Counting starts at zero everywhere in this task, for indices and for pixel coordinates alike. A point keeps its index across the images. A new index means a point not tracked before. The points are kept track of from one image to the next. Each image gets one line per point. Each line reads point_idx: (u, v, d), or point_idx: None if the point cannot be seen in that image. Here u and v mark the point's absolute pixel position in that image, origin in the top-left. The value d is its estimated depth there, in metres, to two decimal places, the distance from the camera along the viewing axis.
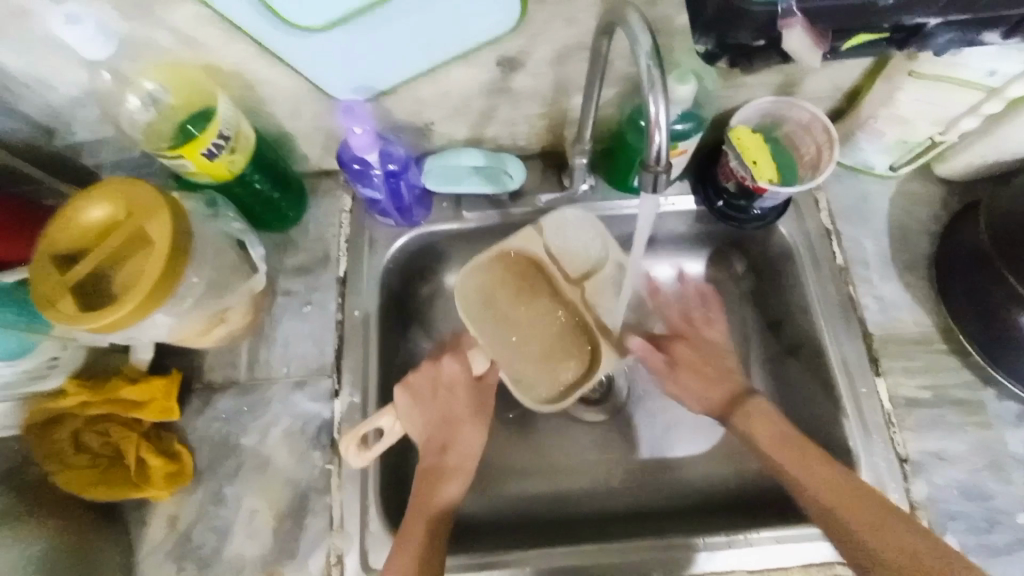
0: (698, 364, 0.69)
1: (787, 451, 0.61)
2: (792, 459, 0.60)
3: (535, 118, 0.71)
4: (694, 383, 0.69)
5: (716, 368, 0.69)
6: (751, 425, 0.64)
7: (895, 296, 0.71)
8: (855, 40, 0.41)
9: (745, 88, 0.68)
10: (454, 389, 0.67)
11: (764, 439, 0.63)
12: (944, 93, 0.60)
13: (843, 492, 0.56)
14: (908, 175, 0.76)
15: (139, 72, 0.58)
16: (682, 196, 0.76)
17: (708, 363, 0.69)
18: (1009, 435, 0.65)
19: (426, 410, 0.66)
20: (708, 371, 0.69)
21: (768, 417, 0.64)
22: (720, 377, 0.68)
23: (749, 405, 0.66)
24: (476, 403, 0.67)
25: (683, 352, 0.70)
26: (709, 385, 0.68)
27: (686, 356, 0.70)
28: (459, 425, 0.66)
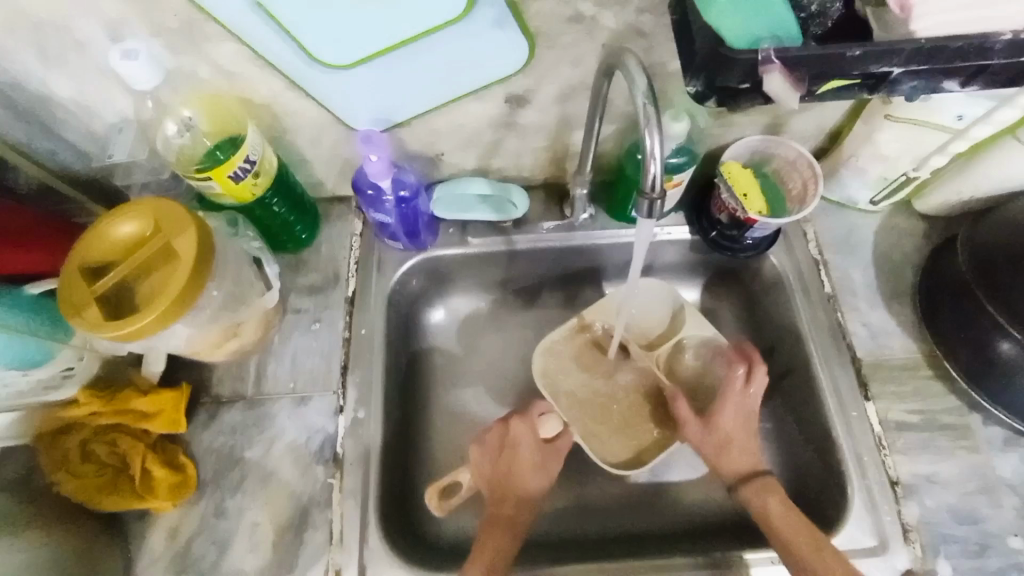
0: (737, 425, 0.70)
1: (790, 519, 0.63)
2: (804, 538, 0.61)
3: (539, 150, 0.75)
4: (728, 421, 0.70)
5: (745, 435, 0.70)
6: (764, 501, 0.65)
7: (883, 324, 0.74)
8: (831, 84, 0.46)
9: (735, 127, 0.73)
10: (519, 447, 0.71)
11: (778, 520, 0.63)
12: (918, 134, 0.65)
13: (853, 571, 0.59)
14: (891, 210, 0.80)
15: (176, 100, 0.62)
16: (678, 225, 0.80)
17: (743, 431, 0.70)
18: (998, 460, 0.67)
19: (494, 464, 0.71)
20: (738, 448, 0.70)
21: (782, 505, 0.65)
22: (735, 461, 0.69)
23: (764, 482, 0.67)
24: (544, 462, 0.71)
25: (725, 418, 0.70)
26: (740, 451, 0.69)
27: (730, 431, 0.70)
28: (520, 482, 0.70)
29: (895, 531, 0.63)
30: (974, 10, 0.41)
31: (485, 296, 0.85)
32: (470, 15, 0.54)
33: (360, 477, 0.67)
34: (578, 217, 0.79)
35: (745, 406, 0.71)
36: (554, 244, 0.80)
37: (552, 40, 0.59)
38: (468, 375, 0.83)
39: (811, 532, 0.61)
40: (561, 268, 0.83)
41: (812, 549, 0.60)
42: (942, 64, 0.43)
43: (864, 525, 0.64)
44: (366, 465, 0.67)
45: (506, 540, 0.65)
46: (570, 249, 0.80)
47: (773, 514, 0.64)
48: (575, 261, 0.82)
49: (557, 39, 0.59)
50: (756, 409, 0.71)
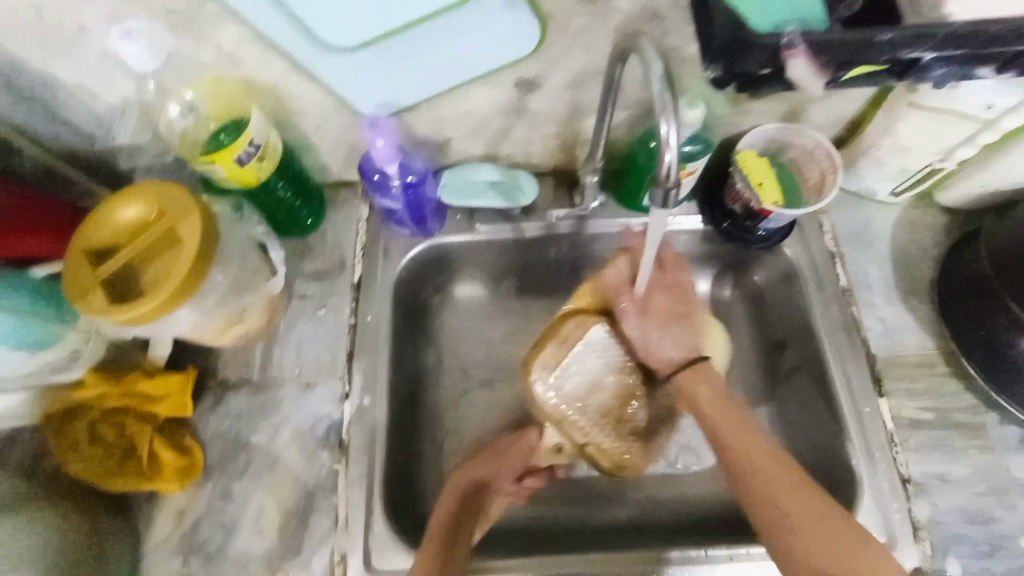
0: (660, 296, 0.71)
1: (715, 408, 0.66)
2: (746, 478, 0.60)
3: (549, 136, 0.74)
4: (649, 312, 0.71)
5: (671, 303, 0.71)
6: (696, 381, 0.68)
7: (899, 320, 0.72)
8: (857, 70, 0.43)
9: (751, 114, 0.71)
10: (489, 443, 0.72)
11: (709, 414, 0.65)
12: (945, 125, 0.62)
13: (802, 500, 0.57)
14: (911, 203, 0.78)
15: (179, 83, 0.61)
16: (690, 215, 0.78)
17: (671, 304, 0.71)
18: (1013, 461, 0.65)
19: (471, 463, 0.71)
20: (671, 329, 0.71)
21: (707, 383, 0.67)
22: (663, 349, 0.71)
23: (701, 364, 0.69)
24: (501, 450, 0.71)
25: (641, 323, 0.71)
26: (662, 314, 0.71)
27: (666, 340, 0.71)
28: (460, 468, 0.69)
29: (904, 532, 0.62)
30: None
31: (491, 285, 0.84)
32: None
33: (364, 463, 0.67)
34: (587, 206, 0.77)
35: (647, 324, 0.71)
36: (562, 233, 0.78)
37: (564, 24, 0.57)
38: (473, 364, 0.82)
39: (755, 486, 0.59)
40: (569, 257, 0.82)
41: (754, 507, 0.59)
42: (975, 49, 0.41)
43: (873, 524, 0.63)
44: (370, 452, 0.67)
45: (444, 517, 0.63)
46: (579, 238, 0.79)
47: (728, 441, 0.63)
48: (584, 250, 0.81)
49: (570, 23, 0.57)
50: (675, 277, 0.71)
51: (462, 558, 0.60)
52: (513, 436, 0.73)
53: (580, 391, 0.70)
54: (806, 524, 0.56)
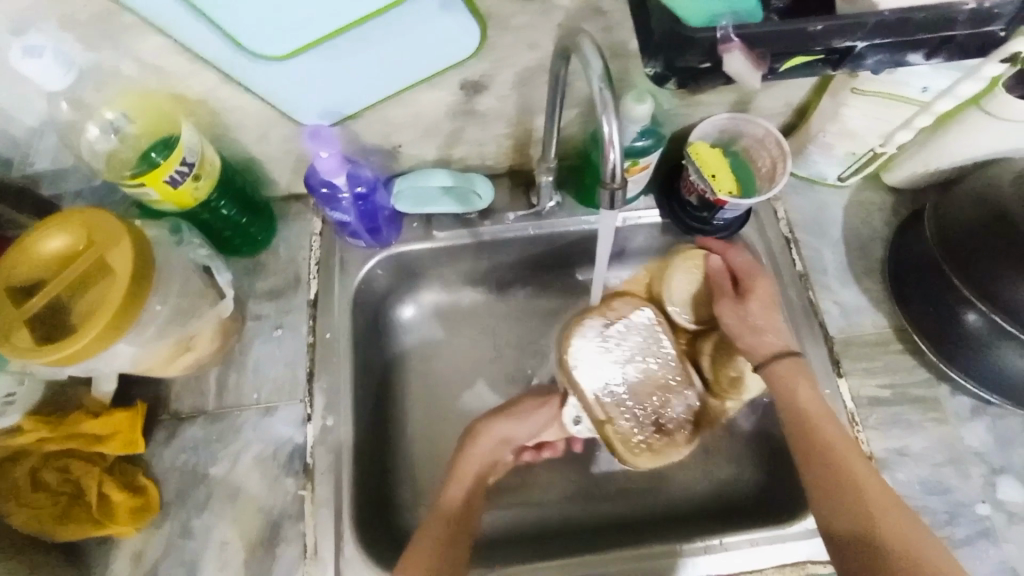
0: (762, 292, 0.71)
1: (818, 414, 0.63)
2: (822, 463, 0.60)
3: (501, 137, 0.72)
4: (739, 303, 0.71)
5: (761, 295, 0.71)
6: (790, 387, 0.65)
7: (855, 301, 0.74)
8: (795, 61, 0.44)
9: (702, 105, 0.71)
10: (516, 407, 0.74)
11: (803, 407, 0.64)
12: (886, 108, 0.64)
13: (876, 489, 0.58)
14: (860, 185, 0.80)
15: (101, 100, 0.57)
16: (648, 209, 0.78)
17: (761, 297, 0.71)
18: (967, 431, 0.68)
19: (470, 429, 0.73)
20: (766, 325, 0.70)
21: (797, 372, 0.66)
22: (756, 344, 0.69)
23: (787, 363, 0.67)
24: (524, 413, 0.73)
25: (725, 308, 0.72)
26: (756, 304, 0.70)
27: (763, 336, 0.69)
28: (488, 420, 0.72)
29: None
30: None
31: (454, 292, 0.83)
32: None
33: (331, 486, 0.65)
34: (545, 205, 0.76)
35: (744, 316, 0.70)
36: (523, 234, 0.77)
37: (504, 22, 0.55)
38: (441, 373, 0.81)
39: (839, 474, 0.59)
40: (531, 258, 0.81)
41: (828, 487, 0.59)
42: (904, 36, 0.42)
43: None
44: (337, 474, 0.65)
45: (449, 504, 0.66)
46: (541, 238, 0.78)
47: (821, 441, 0.62)
48: (546, 251, 0.80)
49: (509, 21, 0.55)
50: (750, 263, 0.73)
51: (461, 554, 0.62)
52: (538, 400, 0.75)
53: (615, 378, 0.73)
54: (879, 508, 0.57)
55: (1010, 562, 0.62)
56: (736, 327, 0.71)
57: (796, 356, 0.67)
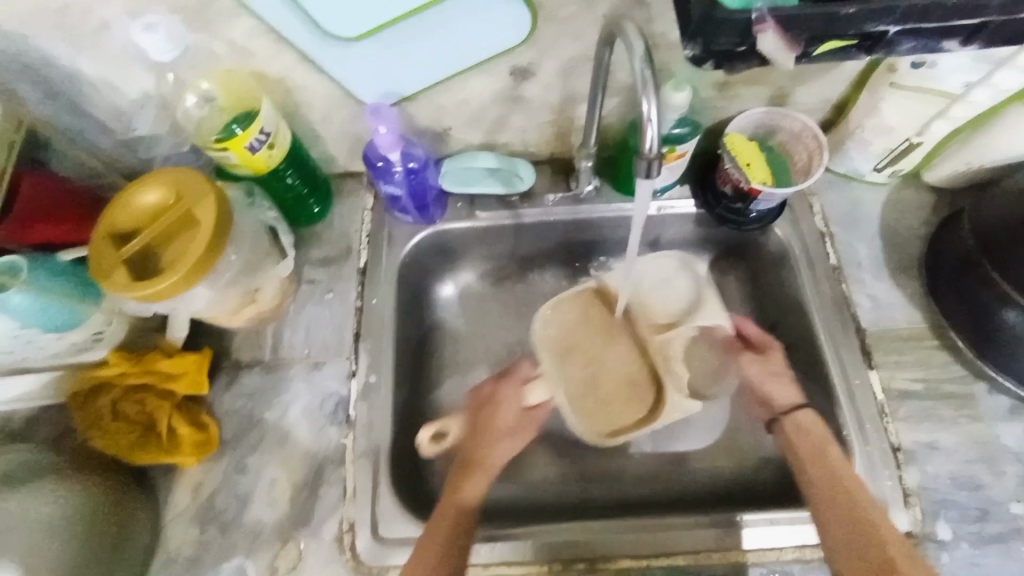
0: (770, 362, 0.75)
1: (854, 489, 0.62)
2: (874, 548, 0.57)
3: (545, 124, 0.77)
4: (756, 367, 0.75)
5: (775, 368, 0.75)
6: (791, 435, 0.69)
7: (888, 296, 0.74)
8: (827, 45, 0.46)
9: (740, 99, 0.73)
10: (499, 406, 0.75)
11: (852, 487, 0.62)
12: (925, 102, 0.65)
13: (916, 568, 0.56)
14: (899, 184, 0.80)
15: (195, 76, 0.65)
16: (682, 199, 0.81)
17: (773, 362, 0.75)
18: (1000, 428, 0.67)
19: (474, 417, 0.76)
20: (787, 379, 0.74)
21: (818, 424, 0.68)
22: (776, 391, 0.73)
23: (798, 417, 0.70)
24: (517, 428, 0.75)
25: (749, 361, 0.76)
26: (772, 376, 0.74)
27: (776, 385, 0.73)
28: (488, 428, 0.74)
29: (891, 498, 0.64)
30: None
31: (492, 272, 0.88)
32: None
33: (370, 437, 0.70)
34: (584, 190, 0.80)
35: (769, 367, 0.75)
36: (560, 217, 0.81)
37: (554, 12, 0.60)
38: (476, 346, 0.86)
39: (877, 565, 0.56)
40: (566, 241, 0.85)
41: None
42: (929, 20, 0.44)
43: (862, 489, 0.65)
44: (376, 426, 0.70)
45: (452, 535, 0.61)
46: (577, 223, 0.82)
47: (850, 517, 0.59)
48: (581, 236, 0.84)
49: (558, 11, 0.60)
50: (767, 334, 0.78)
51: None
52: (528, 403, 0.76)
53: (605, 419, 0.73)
54: None
55: None
56: (758, 376, 0.75)
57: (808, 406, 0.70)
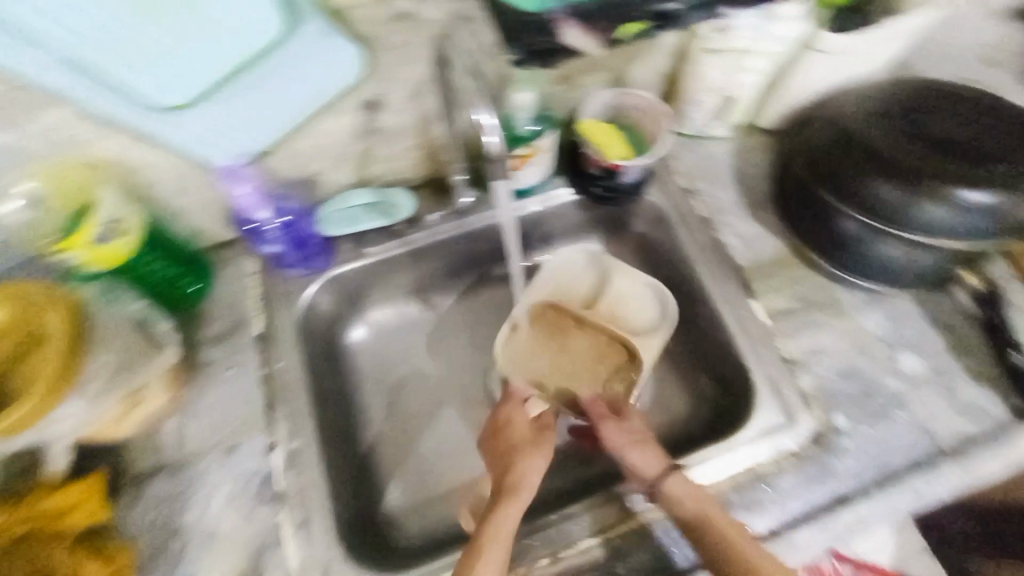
0: (631, 428, 0.69)
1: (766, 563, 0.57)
2: None
3: (411, 149, 0.78)
4: (618, 436, 0.69)
5: (635, 431, 0.69)
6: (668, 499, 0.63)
7: (751, 231, 0.83)
8: (628, 29, 0.51)
9: (583, 88, 0.79)
10: (510, 427, 0.71)
11: (765, 569, 0.57)
12: (735, 60, 0.73)
13: None
14: (742, 134, 0.89)
15: (9, 177, 0.59)
16: (558, 191, 0.86)
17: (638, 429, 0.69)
18: (864, 320, 0.76)
19: (494, 448, 0.70)
20: (643, 448, 0.67)
21: (689, 487, 0.62)
22: (637, 463, 0.66)
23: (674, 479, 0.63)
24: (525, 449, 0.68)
25: (608, 432, 0.69)
26: (636, 443, 0.68)
27: (636, 453, 0.67)
28: (524, 446, 0.68)
29: (797, 406, 0.71)
30: None
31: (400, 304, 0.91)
32: (297, 30, 0.57)
33: (307, 504, 0.66)
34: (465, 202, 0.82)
35: (626, 434, 0.69)
36: (450, 233, 0.83)
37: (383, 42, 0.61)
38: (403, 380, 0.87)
39: None
40: (461, 254, 0.87)
41: None
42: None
43: (772, 404, 0.71)
44: (311, 491, 0.67)
45: None
46: (468, 234, 0.84)
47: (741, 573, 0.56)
48: (475, 245, 0.87)
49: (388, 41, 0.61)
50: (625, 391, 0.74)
51: None
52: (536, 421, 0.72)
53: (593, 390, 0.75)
54: None
55: (923, 420, 0.70)
56: (619, 443, 0.68)
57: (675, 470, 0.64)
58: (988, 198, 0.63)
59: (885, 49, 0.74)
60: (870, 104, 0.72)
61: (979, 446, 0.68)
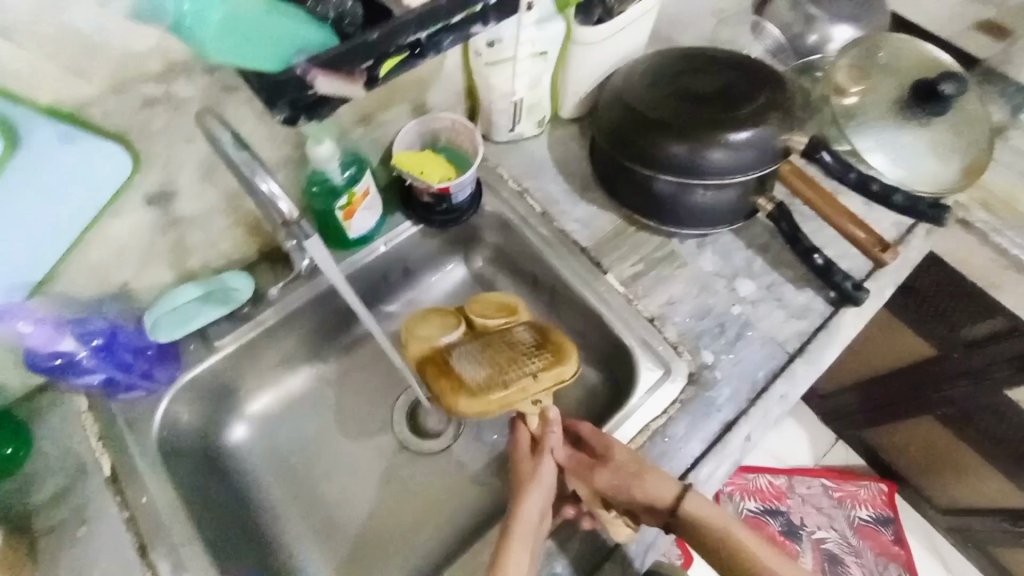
0: (622, 457, 0.64)
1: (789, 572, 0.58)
2: None
3: (228, 228, 0.73)
4: (608, 479, 0.63)
5: (630, 460, 0.63)
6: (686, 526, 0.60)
7: (587, 213, 0.87)
8: (385, 66, 0.53)
9: (388, 124, 0.79)
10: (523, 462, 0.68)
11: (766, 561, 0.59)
12: (516, 66, 0.79)
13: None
14: (554, 127, 0.94)
15: None
16: (399, 228, 0.86)
17: (630, 460, 0.63)
18: (702, 261, 0.83)
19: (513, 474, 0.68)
20: (649, 475, 0.61)
21: (706, 506, 0.61)
22: (648, 493, 0.61)
23: (687, 503, 0.60)
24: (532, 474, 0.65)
25: (602, 479, 0.63)
26: (634, 479, 0.62)
27: (655, 481, 0.61)
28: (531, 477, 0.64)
29: (669, 357, 0.76)
30: None
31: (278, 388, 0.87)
32: (21, 141, 0.49)
33: None
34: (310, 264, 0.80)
35: (620, 472, 0.63)
36: (300, 299, 0.79)
37: (146, 129, 0.57)
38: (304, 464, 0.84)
39: None
40: (321, 316, 0.84)
41: None
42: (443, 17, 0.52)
43: (649, 363, 0.76)
44: None
45: None
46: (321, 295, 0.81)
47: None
48: (332, 303, 0.83)
49: (149, 127, 0.57)
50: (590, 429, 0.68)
51: None
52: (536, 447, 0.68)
53: (476, 373, 0.65)
54: None
55: (771, 333, 0.78)
56: (614, 486, 0.62)
57: (689, 492, 0.61)
58: (754, 133, 0.74)
59: (636, 29, 0.85)
60: (640, 78, 0.81)
61: (818, 340, 0.77)
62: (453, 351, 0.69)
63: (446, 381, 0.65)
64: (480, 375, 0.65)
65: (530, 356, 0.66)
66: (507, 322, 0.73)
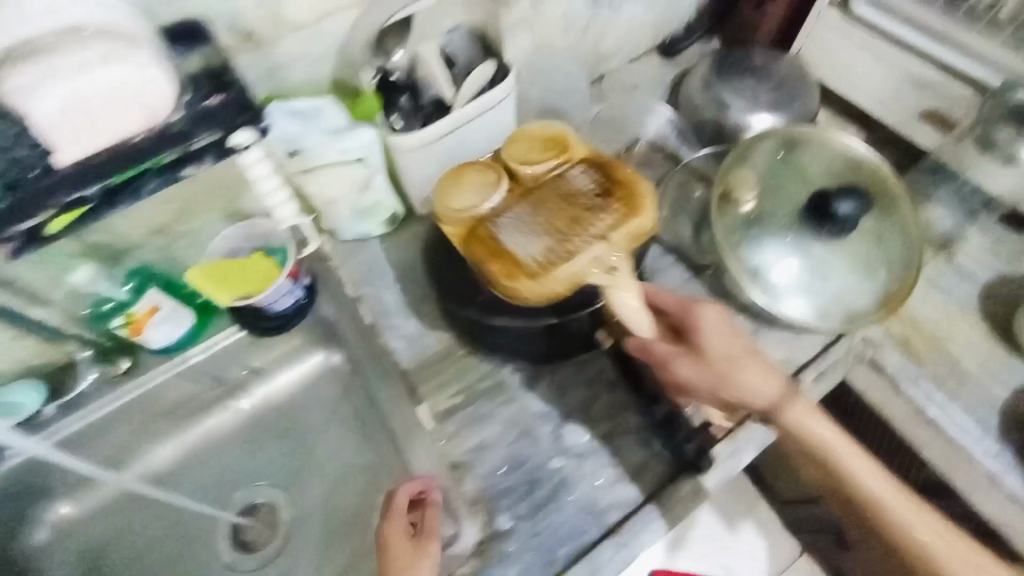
0: (721, 343, 0.64)
1: (897, 500, 0.61)
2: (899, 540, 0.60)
3: (13, 344, 0.71)
4: (689, 373, 0.63)
5: (728, 372, 0.63)
6: (788, 421, 0.63)
7: (416, 329, 0.80)
8: (54, 226, 0.47)
9: (196, 235, 0.76)
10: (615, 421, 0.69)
11: (893, 516, 0.61)
12: (333, 172, 0.71)
13: (948, 544, 0.59)
14: (407, 224, 0.86)
15: None
16: (220, 337, 0.80)
17: (722, 363, 0.63)
18: (529, 398, 0.75)
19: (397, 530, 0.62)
20: (748, 364, 0.64)
21: (812, 416, 0.64)
22: (744, 382, 0.63)
23: (794, 411, 0.63)
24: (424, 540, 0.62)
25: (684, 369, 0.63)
26: (709, 379, 0.63)
27: (754, 373, 0.63)
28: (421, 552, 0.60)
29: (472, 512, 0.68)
30: (102, 133, 0.46)
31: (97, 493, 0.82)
32: None
33: None
34: (121, 368, 0.78)
35: (710, 366, 0.64)
36: (103, 414, 0.77)
37: None
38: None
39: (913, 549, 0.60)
40: (130, 424, 0.80)
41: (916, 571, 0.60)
42: (110, 176, 0.47)
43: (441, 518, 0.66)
44: None
45: None
46: (129, 406, 0.78)
47: (881, 498, 0.61)
48: (141, 412, 0.80)
49: None
50: (721, 313, 0.66)
51: None
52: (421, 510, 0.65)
53: (532, 252, 0.58)
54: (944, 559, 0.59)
55: (587, 498, 0.69)
56: (704, 381, 0.63)
57: (798, 396, 0.64)
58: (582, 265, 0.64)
59: (484, 124, 0.73)
60: None
61: (641, 512, 0.67)
62: (501, 218, 0.61)
63: (501, 266, 0.58)
64: (537, 252, 0.58)
65: (597, 213, 0.59)
66: (558, 162, 0.63)
